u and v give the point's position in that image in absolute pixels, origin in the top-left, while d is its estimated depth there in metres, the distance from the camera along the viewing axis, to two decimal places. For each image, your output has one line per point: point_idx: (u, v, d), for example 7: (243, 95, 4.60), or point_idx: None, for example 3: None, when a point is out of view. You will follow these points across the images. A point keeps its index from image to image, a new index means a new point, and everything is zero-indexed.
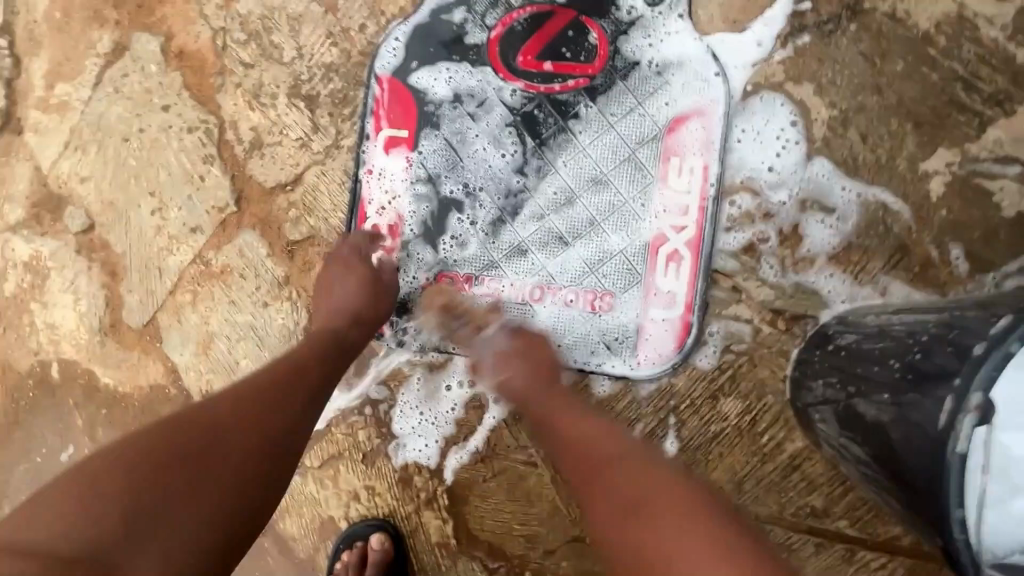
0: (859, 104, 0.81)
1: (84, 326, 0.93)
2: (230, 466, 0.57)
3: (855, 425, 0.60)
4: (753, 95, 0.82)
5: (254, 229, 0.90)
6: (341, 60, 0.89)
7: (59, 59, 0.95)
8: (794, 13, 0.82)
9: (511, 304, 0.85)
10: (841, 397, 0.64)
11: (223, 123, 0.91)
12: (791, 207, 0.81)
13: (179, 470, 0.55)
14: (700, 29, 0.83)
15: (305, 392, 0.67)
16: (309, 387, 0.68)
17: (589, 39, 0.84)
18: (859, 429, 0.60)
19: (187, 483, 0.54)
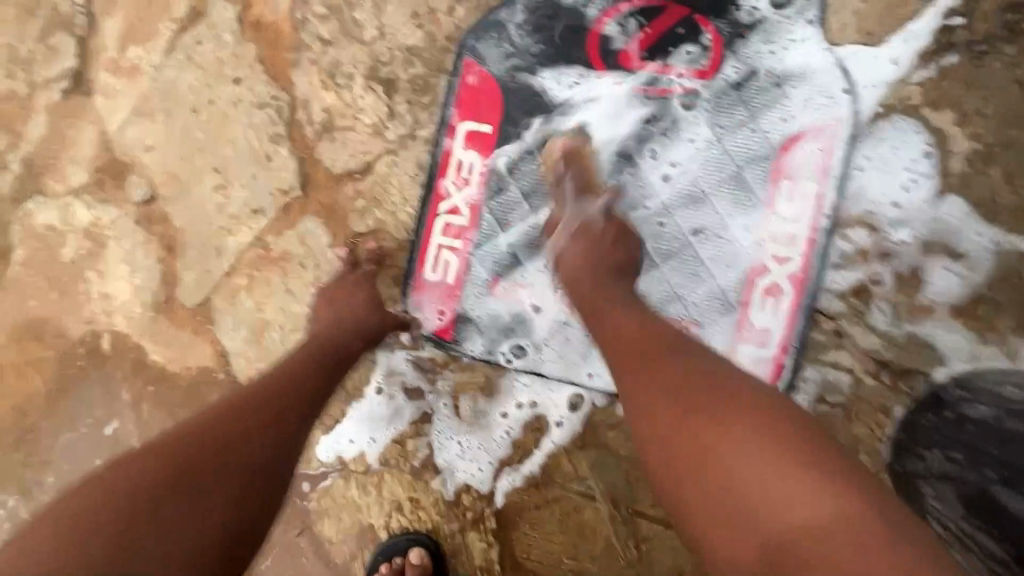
0: (1009, 138, 0.71)
1: (138, 299, 0.91)
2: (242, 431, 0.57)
3: (1002, 516, 0.53)
4: (883, 119, 0.73)
5: (318, 216, 0.85)
6: (425, 44, 0.83)
7: (134, 21, 0.92)
8: (942, 29, 0.72)
9: (585, 324, 0.79)
10: (979, 477, 0.57)
11: (295, 102, 0.86)
12: (913, 249, 0.72)
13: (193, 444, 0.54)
14: (830, 40, 0.74)
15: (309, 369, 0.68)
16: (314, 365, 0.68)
17: (701, 40, 0.76)
18: (1008, 520, 0.52)
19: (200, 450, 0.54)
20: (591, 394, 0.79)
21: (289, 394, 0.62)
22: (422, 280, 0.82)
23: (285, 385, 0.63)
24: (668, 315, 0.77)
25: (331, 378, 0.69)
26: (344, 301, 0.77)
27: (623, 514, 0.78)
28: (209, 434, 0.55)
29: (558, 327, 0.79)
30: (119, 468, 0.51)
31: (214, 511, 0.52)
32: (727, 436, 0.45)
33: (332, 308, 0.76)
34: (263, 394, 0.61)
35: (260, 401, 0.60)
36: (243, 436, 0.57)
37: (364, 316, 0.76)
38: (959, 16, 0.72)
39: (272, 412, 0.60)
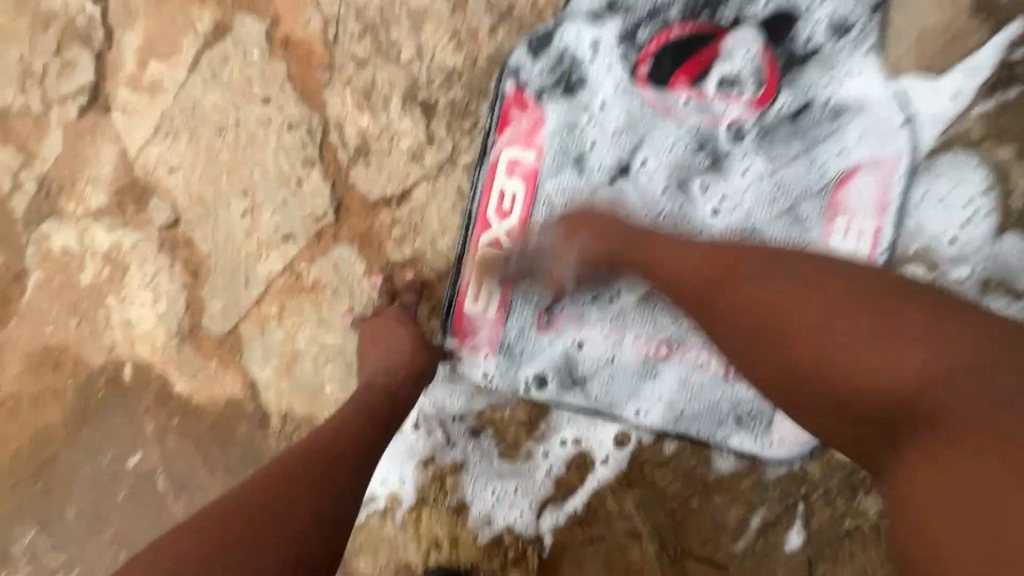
0: None
1: (162, 327, 0.87)
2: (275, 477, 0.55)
3: None
4: (942, 153, 0.71)
5: (352, 244, 0.82)
6: (465, 66, 0.79)
7: (154, 35, 0.88)
8: (1004, 61, 0.70)
9: (632, 360, 0.76)
10: None
11: (328, 124, 0.83)
12: (971, 287, 0.71)
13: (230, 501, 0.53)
14: (889, 70, 0.72)
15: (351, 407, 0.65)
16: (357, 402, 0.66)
17: (756, 68, 0.73)
18: None
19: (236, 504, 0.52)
20: (637, 431, 0.77)
21: (338, 456, 0.59)
22: (461, 313, 0.79)
23: (332, 444, 0.60)
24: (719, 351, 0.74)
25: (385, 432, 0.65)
26: (387, 342, 0.73)
27: (671, 554, 0.76)
28: (256, 503, 0.52)
29: (602, 361, 0.77)
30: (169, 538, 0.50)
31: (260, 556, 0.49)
32: (863, 346, 0.46)
33: (377, 349, 0.73)
34: (312, 447, 0.59)
35: (310, 463, 0.57)
36: (293, 502, 0.53)
37: (412, 355, 0.72)
38: (1022, 49, 0.70)
39: (321, 476, 0.56)
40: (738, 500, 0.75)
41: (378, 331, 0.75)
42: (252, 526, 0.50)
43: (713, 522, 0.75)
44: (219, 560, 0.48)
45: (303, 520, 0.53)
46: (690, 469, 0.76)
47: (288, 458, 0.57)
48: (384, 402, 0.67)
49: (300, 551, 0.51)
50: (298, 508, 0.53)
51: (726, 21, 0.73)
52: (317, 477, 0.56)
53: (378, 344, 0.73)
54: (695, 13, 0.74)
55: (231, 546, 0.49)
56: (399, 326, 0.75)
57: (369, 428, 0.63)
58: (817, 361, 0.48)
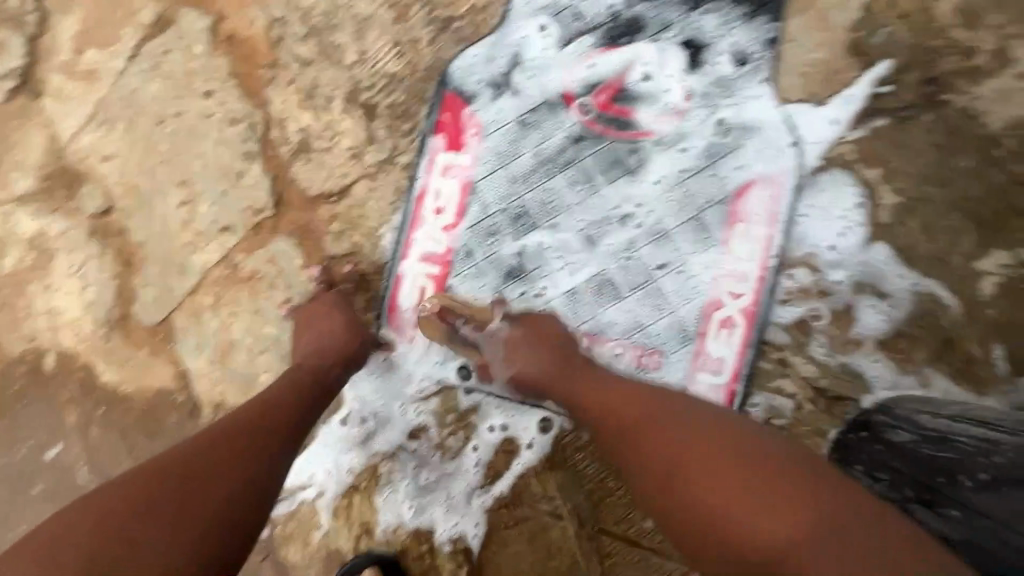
0: (924, 194, 0.81)
1: (90, 315, 0.86)
2: (213, 448, 0.57)
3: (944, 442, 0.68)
4: (823, 171, 0.82)
5: (291, 237, 0.85)
6: (406, 72, 0.84)
7: (92, 23, 0.88)
8: (874, 95, 0.82)
9: None
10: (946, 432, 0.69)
11: (270, 120, 0.85)
12: (846, 288, 0.81)
13: (171, 469, 0.54)
14: (780, 97, 0.82)
15: (286, 386, 0.68)
16: (294, 382, 0.69)
17: (669, 90, 0.82)
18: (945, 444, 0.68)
19: (177, 472, 0.54)
20: (559, 418, 0.83)
21: (267, 427, 0.61)
22: (398, 304, 0.83)
23: (263, 416, 0.62)
24: (633, 343, 0.82)
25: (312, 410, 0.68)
26: (312, 328, 0.76)
27: (588, 531, 0.82)
28: (180, 469, 0.54)
29: None
30: (106, 493, 0.52)
31: (195, 521, 0.52)
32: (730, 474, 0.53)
33: (308, 334, 0.75)
34: (254, 420, 0.61)
35: (241, 424, 0.60)
36: (217, 469, 0.56)
37: (352, 335, 0.75)
38: (887, 85, 0.82)
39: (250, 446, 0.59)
40: None
41: (305, 320, 0.78)
42: (176, 494, 0.53)
43: (627, 501, 0.82)
44: (142, 515, 0.51)
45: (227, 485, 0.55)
46: (606, 451, 0.82)
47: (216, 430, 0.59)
48: (313, 382, 0.70)
49: (233, 503, 0.55)
50: (224, 472, 0.56)
51: (643, 47, 0.82)
52: (244, 445, 0.59)
53: (305, 331, 0.77)
54: (617, 37, 0.82)
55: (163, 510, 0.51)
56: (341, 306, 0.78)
57: (302, 400, 0.67)
58: (746, 500, 0.51)
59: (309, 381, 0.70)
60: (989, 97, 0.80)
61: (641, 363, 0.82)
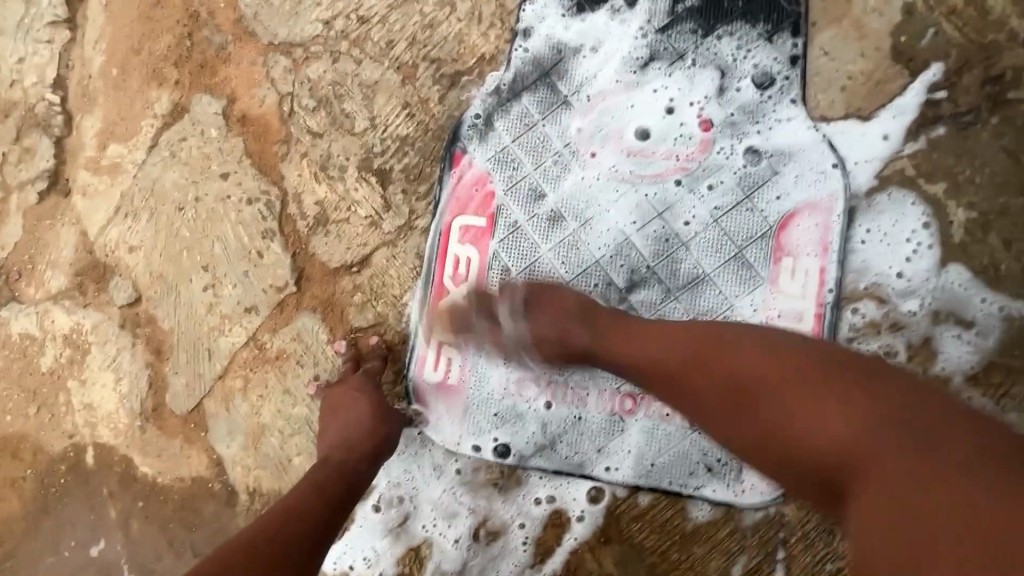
0: (1003, 205, 0.72)
1: (125, 408, 0.86)
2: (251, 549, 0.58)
3: None
4: (879, 191, 0.74)
5: (315, 312, 0.82)
6: (418, 134, 0.82)
7: (113, 118, 0.90)
8: (927, 102, 0.74)
9: (598, 415, 0.76)
10: None
11: (286, 195, 0.84)
12: (922, 318, 0.72)
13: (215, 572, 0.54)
14: (818, 117, 0.75)
15: (311, 485, 0.67)
16: (319, 480, 0.68)
17: (694, 124, 0.77)
18: None
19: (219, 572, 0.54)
20: (609, 485, 0.76)
21: (297, 528, 0.61)
22: (426, 378, 0.79)
23: (297, 509, 0.64)
24: None
25: (341, 506, 0.67)
26: (342, 413, 0.75)
27: None
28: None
29: (571, 417, 0.77)
30: None
31: None
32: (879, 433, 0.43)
33: (337, 422, 0.74)
34: (283, 522, 0.61)
35: (270, 527, 0.61)
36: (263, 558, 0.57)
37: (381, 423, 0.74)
38: (942, 90, 0.74)
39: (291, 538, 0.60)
40: (717, 550, 0.74)
41: (334, 403, 0.76)
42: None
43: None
44: None
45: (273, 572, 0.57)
46: (666, 520, 0.75)
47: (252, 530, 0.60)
48: (338, 477, 0.69)
49: None
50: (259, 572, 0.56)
51: (657, 82, 0.78)
52: (277, 548, 0.59)
53: (334, 416, 0.75)
54: (628, 76, 0.78)
55: None
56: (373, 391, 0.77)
57: (330, 499, 0.66)
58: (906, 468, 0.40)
59: (336, 476, 0.69)
60: None
61: (693, 421, 0.74)
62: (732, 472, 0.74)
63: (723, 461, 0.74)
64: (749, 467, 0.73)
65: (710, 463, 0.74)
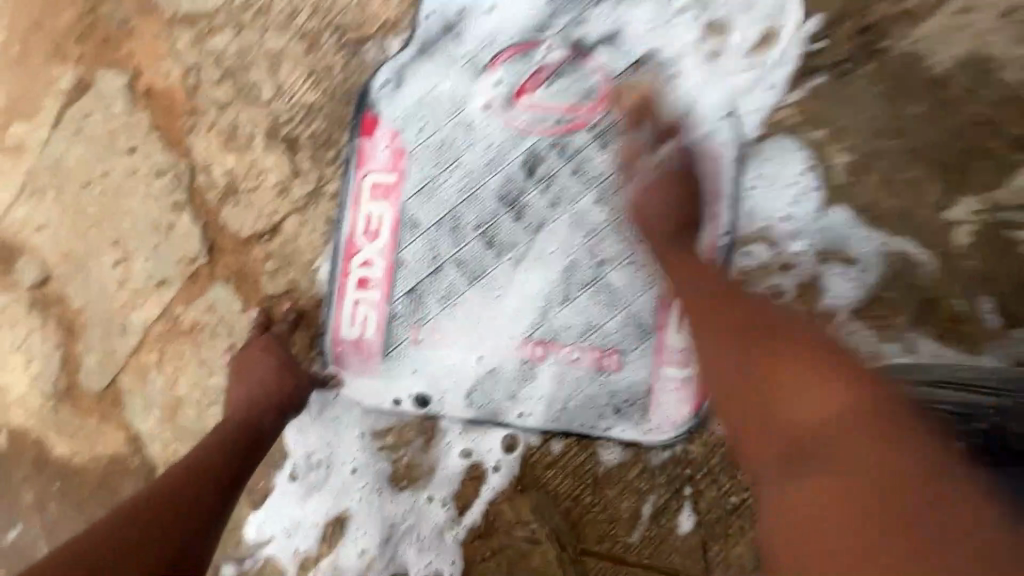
0: (879, 147, 0.76)
1: (37, 389, 0.85)
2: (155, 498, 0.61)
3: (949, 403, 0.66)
4: (767, 138, 0.77)
5: (227, 281, 0.82)
6: (324, 100, 0.82)
7: (15, 97, 0.88)
8: (808, 53, 0.77)
9: (511, 365, 0.77)
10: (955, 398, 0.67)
11: (194, 167, 0.84)
12: (809, 258, 0.76)
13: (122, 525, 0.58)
14: (709, 69, 0.78)
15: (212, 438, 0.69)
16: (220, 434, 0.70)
17: (593, 76, 0.79)
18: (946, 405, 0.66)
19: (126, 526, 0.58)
20: (524, 433, 0.78)
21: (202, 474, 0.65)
22: (341, 337, 0.79)
23: (197, 469, 0.65)
24: (591, 345, 0.77)
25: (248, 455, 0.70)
26: (250, 370, 0.76)
27: (570, 554, 0.76)
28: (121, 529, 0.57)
29: (488, 367, 0.78)
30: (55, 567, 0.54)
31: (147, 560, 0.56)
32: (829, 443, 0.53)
33: (244, 379, 0.76)
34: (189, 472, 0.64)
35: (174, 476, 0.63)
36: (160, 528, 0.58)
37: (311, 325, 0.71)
38: (821, 41, 0.77)
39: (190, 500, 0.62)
40: (628, 490, 0.76)
41: (242, 361, 0.77)
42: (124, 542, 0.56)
43: (608, 516, 0.76)
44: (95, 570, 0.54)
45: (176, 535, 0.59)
46: (579, 465, 0.77)
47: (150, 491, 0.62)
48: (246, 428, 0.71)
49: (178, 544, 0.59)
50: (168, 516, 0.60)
51: (559, 38, 0.79)
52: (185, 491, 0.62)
53: (242, 373, 0.76)
54: (531, 32, 0.80)
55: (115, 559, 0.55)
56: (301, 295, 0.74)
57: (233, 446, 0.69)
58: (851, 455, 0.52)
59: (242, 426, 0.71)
60: (932, 37, 0.76)
61: (602, 365, 0.76)
62: (641, 412, 0.76)
63: (631, 403, 0.76)
64: (658, 405, 0.76)
65: (619, 405, 0.76)
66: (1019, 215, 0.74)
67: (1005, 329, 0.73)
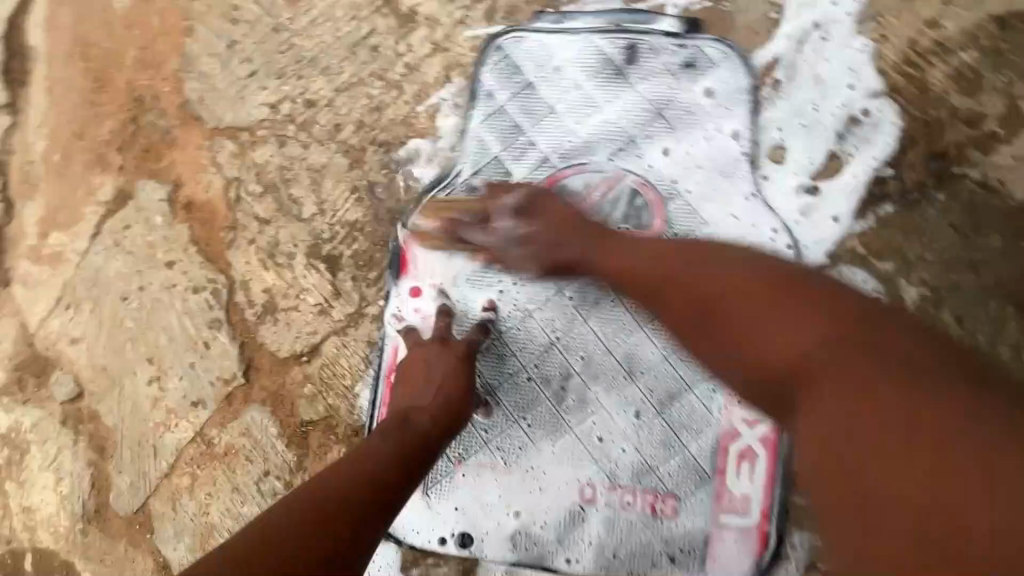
0: (951, 281, 0.72)
1: (65, 509, 0.82)
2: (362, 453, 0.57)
3: None
4: (832, 270, 0.73)
5: (263, 404, 0.80)
6: (367, 219, 0.80)
7: (56, 206, 0.87)
8: (874, 179, 0.74)
9: (560, 507, 0.73)
10: None
11: (233, 284, 0.82)
12: None
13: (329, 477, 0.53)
14: (769, 197, 0.75)
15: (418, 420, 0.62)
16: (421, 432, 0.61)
17: (646, 205, 0.76)
18: None
19: (327, 481, 0.52)
20: None
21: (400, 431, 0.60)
22: None
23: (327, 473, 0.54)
24: (644, 488, 0.72)
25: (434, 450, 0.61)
26: (425, 374, 0.66)
27: None
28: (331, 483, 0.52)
29: (536, 507, 0.74)
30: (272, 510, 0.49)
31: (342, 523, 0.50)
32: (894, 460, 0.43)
33: (419, 378, 0.66)
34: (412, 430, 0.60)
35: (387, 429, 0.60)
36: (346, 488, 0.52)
37: (456, 398, 0.64)
38: (888, 167, 0.74)
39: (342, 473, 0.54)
40: None
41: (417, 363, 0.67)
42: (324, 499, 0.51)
43: None
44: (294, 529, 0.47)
45: (339, 542, 0.48)
46: None
47: (285, 498, 0.51)
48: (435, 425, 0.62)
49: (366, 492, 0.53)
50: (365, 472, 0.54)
51: (608, 163, 0.77)
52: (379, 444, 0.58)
53: (416, 375, 0.66)
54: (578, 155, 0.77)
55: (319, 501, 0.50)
56: (430, 369, 0.66)
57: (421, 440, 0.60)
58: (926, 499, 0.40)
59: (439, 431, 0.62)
60: (1008, 164, 0.72)
61: (656, 509, 0.72)
62: (697, 563, 0.71)
63: (687, 552, 0.71)
64: (716, 558, 0.71)
65: (675, 554, 0.71)
66: None
67: None
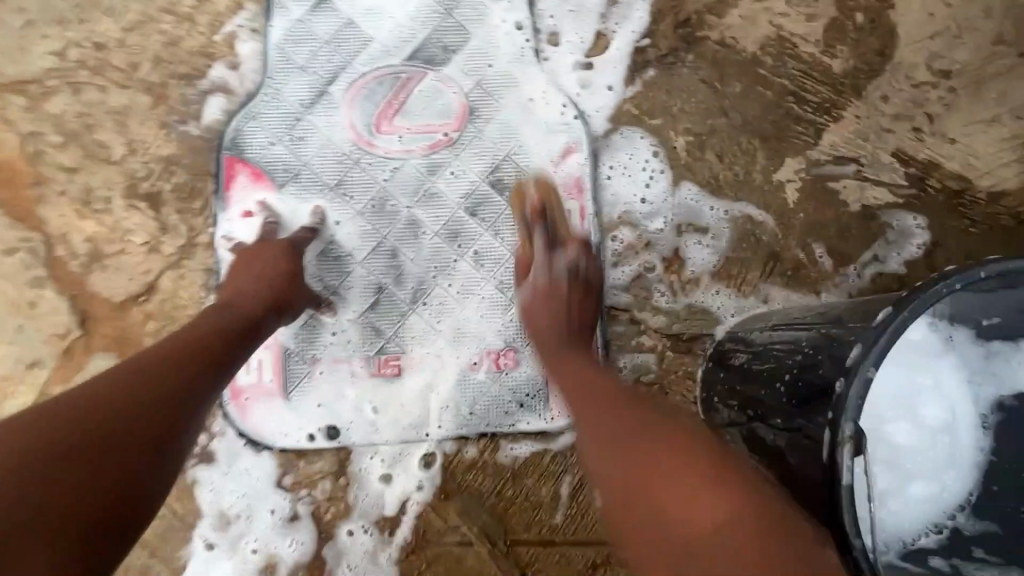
0: (709, 126, 0.85)
1: None
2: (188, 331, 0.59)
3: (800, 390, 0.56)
4: (614, 132, 0.84)
5: (108, 351, 0.79)
6: (181, 151, 0.81)
7: None
8: (636, 50, 0.85)
9: (415, 382, 0.80)
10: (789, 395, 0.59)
11: (51, 239, 0.80)
12: (669, 233, 0.84)
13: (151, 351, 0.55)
14: (554, 76, 0.85)
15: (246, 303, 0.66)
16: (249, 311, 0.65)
17: (445, 97, 0.83)
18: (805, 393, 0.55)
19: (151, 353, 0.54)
20: (438, 445, 0.80)
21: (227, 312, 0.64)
22: (239, 387, 0.79)
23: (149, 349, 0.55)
24: (486, 348, 0.81)
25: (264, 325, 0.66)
26: (250, 269, 0.70)
27: (502, 548, 0.78)
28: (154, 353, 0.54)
29: (393, 387, 0.80)
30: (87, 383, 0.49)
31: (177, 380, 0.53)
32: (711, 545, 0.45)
33: (247, 271, 0.70)
34: (240, 309, 0.65)
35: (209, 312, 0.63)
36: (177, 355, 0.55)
37: (284, 284, 0.70)
38: (646, 38, 0.86)
39: (155, 361, 0.54)
40: (544, 477, 0.80)
41: (241, 265, 0.71)
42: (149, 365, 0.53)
43: (531, 506, 0.79)
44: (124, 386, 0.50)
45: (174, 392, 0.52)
46: (494, 465, 0.80)
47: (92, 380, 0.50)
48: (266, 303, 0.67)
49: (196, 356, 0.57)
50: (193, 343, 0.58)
51: (405, 64, 0.83)
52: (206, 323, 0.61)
53: (240, 272, 0.70)
54: (377, 60, 0.83)
55: (144, 365, 0.52)
56: (257, 261, 0.70)
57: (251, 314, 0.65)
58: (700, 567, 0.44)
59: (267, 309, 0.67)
60: (737, 24, 0.87)
61: (499, 365, 0.81)
62: (543, 402, 0.81)
63: (532, 395, 0.80)
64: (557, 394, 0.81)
65: (522, 399, 0.80)
66: (831, 167, 0.86)
67: (835, 267, 0.85)
